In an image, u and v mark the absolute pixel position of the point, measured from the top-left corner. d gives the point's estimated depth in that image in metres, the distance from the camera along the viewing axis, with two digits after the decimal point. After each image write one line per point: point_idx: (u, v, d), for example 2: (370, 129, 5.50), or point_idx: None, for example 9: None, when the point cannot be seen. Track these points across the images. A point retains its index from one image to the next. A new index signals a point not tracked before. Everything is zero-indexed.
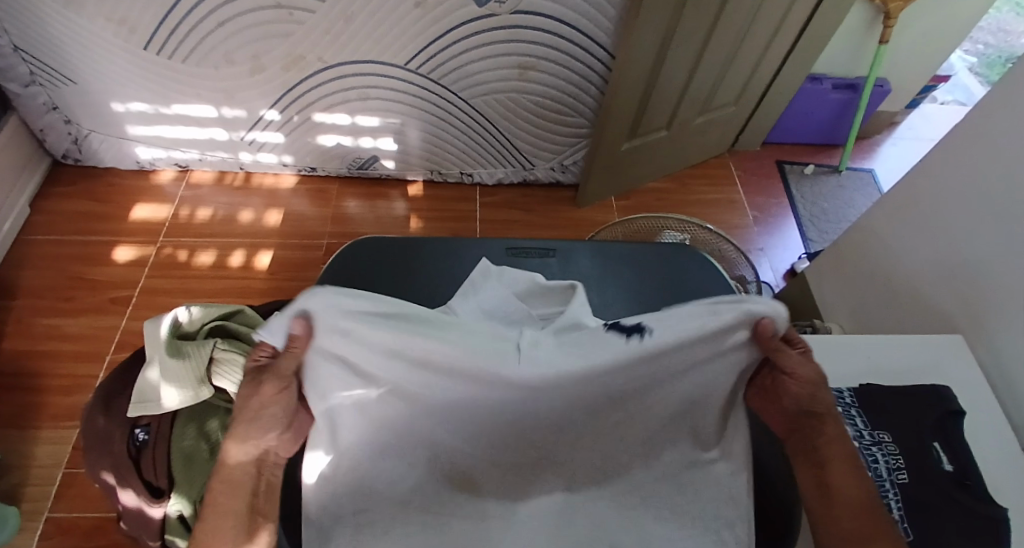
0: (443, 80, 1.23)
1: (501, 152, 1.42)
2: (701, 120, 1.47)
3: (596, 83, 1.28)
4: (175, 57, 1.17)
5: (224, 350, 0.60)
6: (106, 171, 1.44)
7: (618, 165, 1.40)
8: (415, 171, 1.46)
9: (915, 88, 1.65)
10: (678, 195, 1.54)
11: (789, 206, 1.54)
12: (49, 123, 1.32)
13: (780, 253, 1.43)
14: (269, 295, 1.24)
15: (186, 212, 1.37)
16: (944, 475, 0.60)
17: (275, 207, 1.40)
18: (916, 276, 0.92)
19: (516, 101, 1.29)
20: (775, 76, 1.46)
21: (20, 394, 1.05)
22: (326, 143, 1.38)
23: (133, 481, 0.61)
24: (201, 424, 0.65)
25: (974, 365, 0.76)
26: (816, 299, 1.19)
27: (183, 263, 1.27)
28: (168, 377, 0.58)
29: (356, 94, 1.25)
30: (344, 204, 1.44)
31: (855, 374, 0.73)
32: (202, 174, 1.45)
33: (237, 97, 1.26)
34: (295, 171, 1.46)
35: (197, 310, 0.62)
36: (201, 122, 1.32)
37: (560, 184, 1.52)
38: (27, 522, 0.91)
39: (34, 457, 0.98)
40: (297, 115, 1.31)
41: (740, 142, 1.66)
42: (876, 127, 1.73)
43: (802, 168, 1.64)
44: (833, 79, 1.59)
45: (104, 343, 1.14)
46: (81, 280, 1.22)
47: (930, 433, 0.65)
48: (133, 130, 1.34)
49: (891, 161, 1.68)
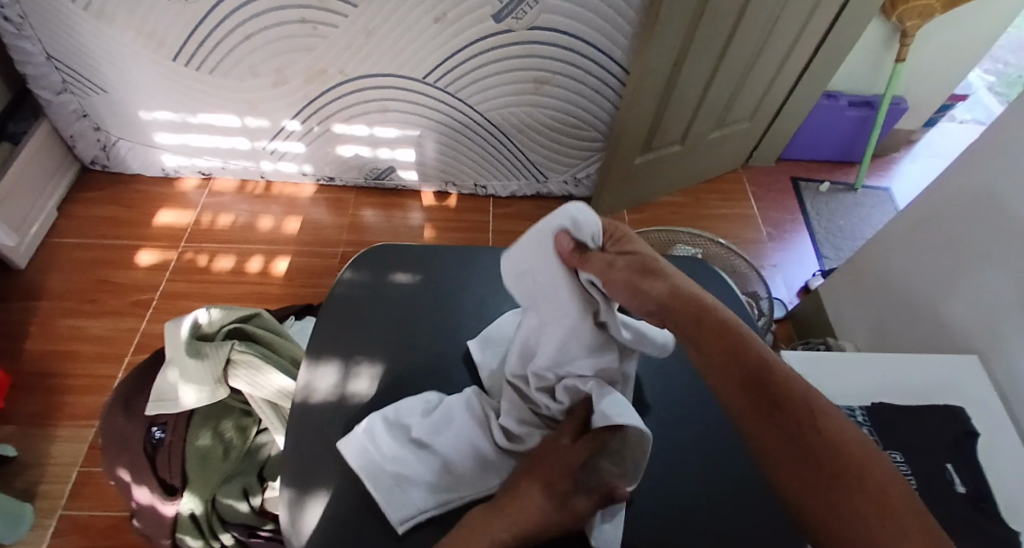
0: (459, 93, 1.25)
1: (514, 165, 1.44)
2: (715, 135, 1.47)
3: (609, 98, 1.30)
4: (203, 69, 1.21)
5: (240, 351, 0.61)
6: (132, 178, 1.48)
7: (631, 178, 1.41)
8: (430, 182, 1.49)
9: (934, 105, 1.64)
10: (690, 210, 1.54)
11: (804, 223, 1.53)
12: (81, 131, 1.37)
13: (793, 269, 1.43)
14: (284, 301, 1.26)
15: (207, 218, 1.41)
16: (961, 498, 0.59)
17: (293, 215, 1.44)
18: (934, 293, 0.91)
19: (531, 114, 1.31)
20: (791, 92, 1.47)
21: (43, 391, 1.08)
22: (345, 153, 1.41)
23: (149, 478, 0.63)
24: (217, 425, 0.66)
25: (993, 386, 0.74)
26: (830, 317, 1.18)
27: (203, 268, 1.31)
28: (187, 377, 0.60)
29: (375, 106, 1.29)
30: (361, 213, 1.46)
31: (870, 393, 0.72)
32: (224, 182, 1.49)
33: (261, 108, 1.30)
34: (314, 181, 1.50)
35: (217, 313, 0.64)
36: (225, 132, 1.36)
37: (573, 197, 1.53)
38: (45, 518, 0.93)
39: (54, 455, 1.00)
40: (318, 125, 1.34)
41: (754, 158, 1.66)
42: (892, 145, 1.72)
43: (817, 184, 1.64)
44: (848, 96, 1.59)
45: (124, 344, 1.16)
46: (105, 283, 1.26)
47: (943, 455, 0.64)
48: (160, 138, 1.39)
49: (908, 179, 1.67)
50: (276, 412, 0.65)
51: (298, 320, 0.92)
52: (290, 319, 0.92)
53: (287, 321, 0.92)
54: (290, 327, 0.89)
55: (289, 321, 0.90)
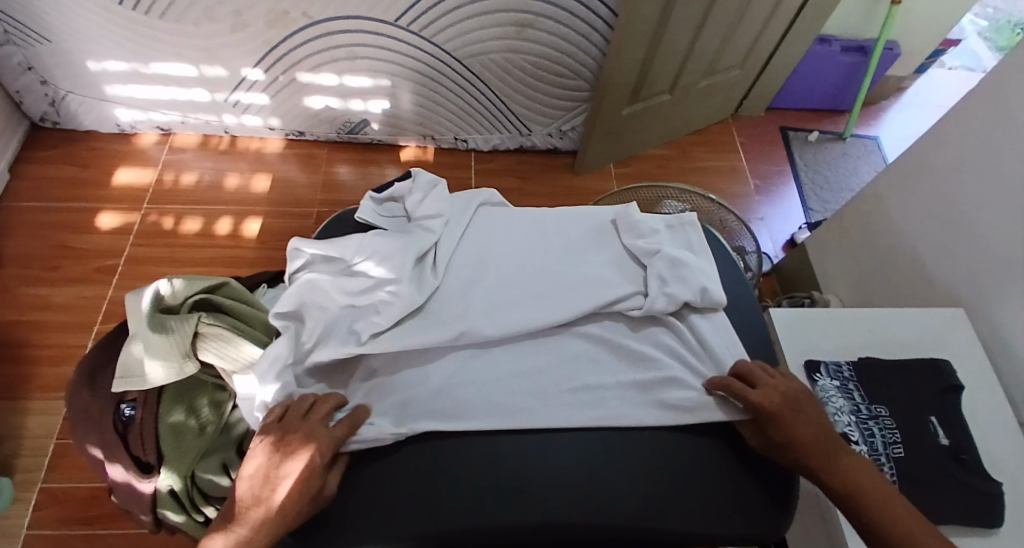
0: (435, 38, 1.17)
1: (496, 117, 1.37)
2: (705, 83, 1.42)
3: (597, 44, 1.22)
4: (152, 12, 1.10)
5: (209, 324, 0.58)
6: (86, 135, 1.37)
7: (618, 130, 1.35)
8: (408, 136, 1.41)
9: (926, 51, 1.59)
10: (677, 162, 1.50)
11: (791, 174, 1.51)
12: (25, 85, 1.26)
13: (780, 223, 1.41)
14: (258, 264, 1.21)
15: (170, 177, 1.32)
16: (940, 449, 0.61)
17: (262, 172, 1.36)
18: (921, 247, 0.90)
19: (513, 62, 1.23)
20: (784, 37, 1.40)
21: (11, 363, 1.03)
22: (315, 106, 1.32)
23: (121, 457, 0.57)
24: (190, 401, 0.64)
25: (974, 339, 0.75)
26: (815, 271, 1.18)
27: (170, 231, 1.24)
28: (150, 352, 0.55)
29: (345, 52, 1.19)
30: (335, 170, 1.39)
31: (855, 347, 0.72)
32: (186, 138, 1.40)
33: (220, 56, 1.19)
34: (283, 135, 1.41)
35: (180, 283, 0.59)
36: (182, 83, 1.25)
37: (558, 150, 1.48)
38: (21, 492, 0.91)
39: (27, 428, 0.97)
40: (283, 75, 1.24)
41: (743, 108, 1.61)
42: (882, 93, 1.68)
43: (806, 134, 1.60)
44: (841, 41, 1.53)
45: (92, 313, 1.11)
46: (65, 249, 1.19)
47: (926, 407, 0.65)
48: (111, 91, 1.28)
49: (896, 129, 1.64)
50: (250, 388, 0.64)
51: (272, 287, 0.87)
52: (263, 285, 0.87)
53: (260, 288, 0.87)
54: (263, 294, 0.84)
55: (262, 288, 0.85)
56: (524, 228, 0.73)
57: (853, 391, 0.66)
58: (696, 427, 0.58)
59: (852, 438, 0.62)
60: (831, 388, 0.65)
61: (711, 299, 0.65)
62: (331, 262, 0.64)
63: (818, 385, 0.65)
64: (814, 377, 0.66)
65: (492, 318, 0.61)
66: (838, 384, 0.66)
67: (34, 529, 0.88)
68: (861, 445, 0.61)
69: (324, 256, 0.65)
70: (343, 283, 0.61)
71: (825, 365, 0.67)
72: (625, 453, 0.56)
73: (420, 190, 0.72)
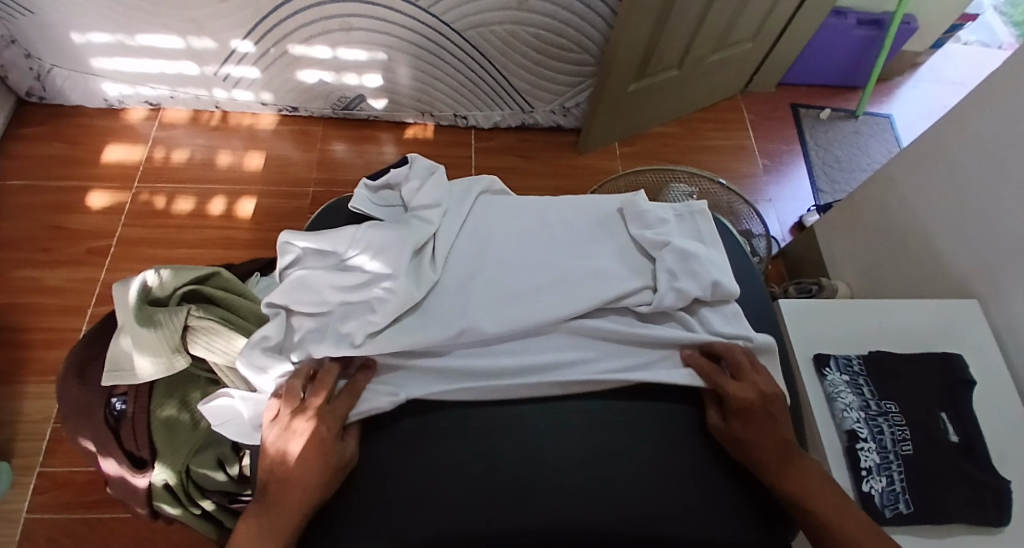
0: (434, 9, 1.11)
1: (497, 92, 1.32)
2: (715, 58, 1.36)
3: (603, 15, 1.16)
4: None
5: (199, 317, 0.56)
6: (73, 110, 1.33)
7: (623, 107, 1.30)
8: (406, 113, 1.36)
9: (944, 24, 1.53)
10: (684, 141, 1.45)
11: (801, 154, 1.47)
12: (9, 58, 1.21)
13: (788, 205, 1.38)
14: (253, 246, 1.18)
15: (161, 154, 1.28)
16: (951, 446, 0.59)
17: (256, 150, 1.31)
18: (933, 234, 0.88)
19: (515, 34, 1.17)
20: (799, 9, 1.34)
21: (4, 346, 1.02)
22: (308, 80, 1.27)
23: (114, 451, 0.56)
24: (183, 395, 0.63)
25: (988, 331, 0.73)
26: (823, 256, 1.15)
27: (162, 211, 1.20)
28: (138, 347, 0.53)
29: (338, 23, 1.13)
30: (331, 147, 1.35)
31: (864, 340, 0.70)
32: (176, 113, 1.35)
33: (207, 27, 1.14)
34: (276, 111, 1.36)
35: (168, 274, 0.57)
36: (169, 55, 1.20)
37: (561, 128, 1.43)
38: (20, 477, 0.91)
39: (23, 413, 0.96)
40: (275, 47, 1.19)
41: (753, 84, 1.55)
42: (896, 68, 1.62)
43: (817, 112, 1.55)
44: (857, 13, 1.46)
45: (85, 295, 1.09)
46: (55, 230, 1.16)
47: (937, 403, 0.63)
48: (97, 64, 1.22)
49: (909, 106, 1.59)
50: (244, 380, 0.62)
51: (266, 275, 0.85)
52: (257, 273, 0.84)
53: (254, 276, 0.85)
54: (256, 283, 0.82)
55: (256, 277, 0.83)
56: (526, 215, 0.71)
57: (862, 386, 0.64)
58: (679, 417, 0.59)
59: (860, 435, 0.59)
60: (840, 382, 0.63)
61: (722, 293, 0.62)
62: (323, 255, 0.62)
63: (826, 380, 0.64)
64: (823, 371, 0.65)
65: (493, 312, 0.59)
66: (848, 379, 0.64)
67: (35, 513, 0.88)
68: (870, 442, 0.59)
69: (315, 250, 0.62)
70: (337, 276, 0.58)
71: (835, 358, 0.66)
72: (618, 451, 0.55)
73: (417, 177, 0.69)
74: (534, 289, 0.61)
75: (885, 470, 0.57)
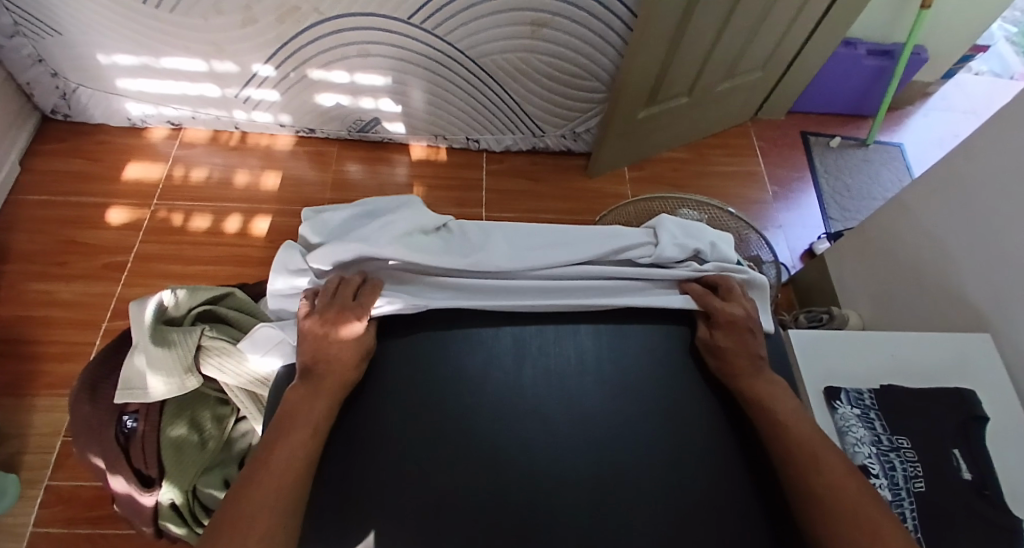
0: (448, 37, 1.14)
1: (509, 117, 1.34)
2: (725, 86, 1.38)
3: (614, 44, 1.19)
4: (162, 6, 1.08)
5: (212, 338, 0.57)
6: (97, 128, 1.37)
7: (632, 133, 1.32)
8: (418, 135, 1.39)
9: (955, 55, 1.53)
10: (693, 166, 1.46)
11: (811, 180, 1.47)
12: (36, 77, 1.25)
13: (798, 231, 1.38)
14: (266, 264, 1.20)
15: (180, 173, 1.31)
16: (964, 485, 0.58)
17: (272, 169, 1.35)
18: (945, 267, 0.87)
19: (527, 62, 1.20)
20: (808, 39, 1.35)
21: (18, 359, 1.04)
22: (325, 103, 1.30)
23: (124, 468, 0.58)
24: (194, 414, 0.63)
25: (1001, 367, 0.72)
26: (833, 284, 1.14)
27: (178, 227, 1.23)
28: (153, 367, 0.55)
29: (356, 50, 1.17)
30: (345, 168, 1.37)
31: (877, 373, 0.69)
32: (196, 133, 1.39)
33: (229, 51, 1.18)
34: (293, 132, 1.39)
35: (184, 294, 0.59)
36: (192, 77, 1.24)
37: (571, 152, 1.45)
38: (26, 490, 0.91)
39: (33, 426, 0.97)
40: (294, 71, 1.23)
41: (763, 111, 1.57)
42: (907, 97, 1.62)
43: (828, 140, 1.55)
44: (867, 44, 1.48)
45: (100, 310, 1.11)
46: (74, 245, 1.19)
47: (950, 439, 0.62)
48: (122, 85, 1.27)
49: (920, 135, 1.58)
50: (253, 401, 0.62)
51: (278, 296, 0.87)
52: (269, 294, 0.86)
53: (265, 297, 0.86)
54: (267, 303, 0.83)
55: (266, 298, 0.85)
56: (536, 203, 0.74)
57: (874, 420, 0.62)
58: (677, 387, 0.59)
59: (872, 471, 0.58)
60: (851, 416, 0.62)
61: (721, 253, 0.68)
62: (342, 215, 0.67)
63: (837, 413, 0.62)
64: (834, 404, 0.63)
65: (514, 264, 0.61)
66: (859, 412, 0.63)
67: (39, 528, 0.88)
68: (881, 478, 0.58)
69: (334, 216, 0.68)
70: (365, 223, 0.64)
71: (846, 392, 0.64)
72: (613, 418, 0.56)
73: None
74: (547, 246, 0.64)
75: (896, 507, 0.56)
